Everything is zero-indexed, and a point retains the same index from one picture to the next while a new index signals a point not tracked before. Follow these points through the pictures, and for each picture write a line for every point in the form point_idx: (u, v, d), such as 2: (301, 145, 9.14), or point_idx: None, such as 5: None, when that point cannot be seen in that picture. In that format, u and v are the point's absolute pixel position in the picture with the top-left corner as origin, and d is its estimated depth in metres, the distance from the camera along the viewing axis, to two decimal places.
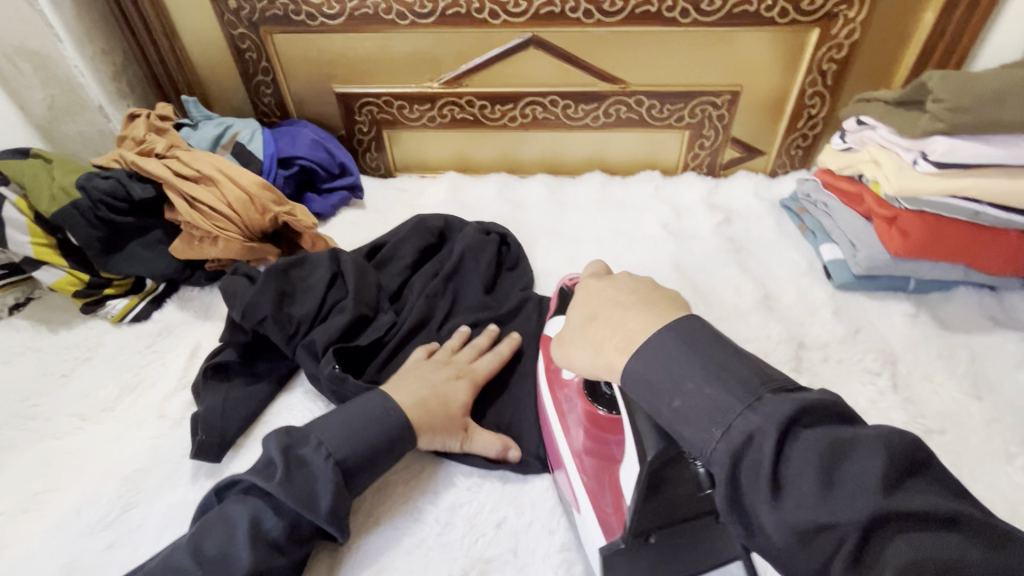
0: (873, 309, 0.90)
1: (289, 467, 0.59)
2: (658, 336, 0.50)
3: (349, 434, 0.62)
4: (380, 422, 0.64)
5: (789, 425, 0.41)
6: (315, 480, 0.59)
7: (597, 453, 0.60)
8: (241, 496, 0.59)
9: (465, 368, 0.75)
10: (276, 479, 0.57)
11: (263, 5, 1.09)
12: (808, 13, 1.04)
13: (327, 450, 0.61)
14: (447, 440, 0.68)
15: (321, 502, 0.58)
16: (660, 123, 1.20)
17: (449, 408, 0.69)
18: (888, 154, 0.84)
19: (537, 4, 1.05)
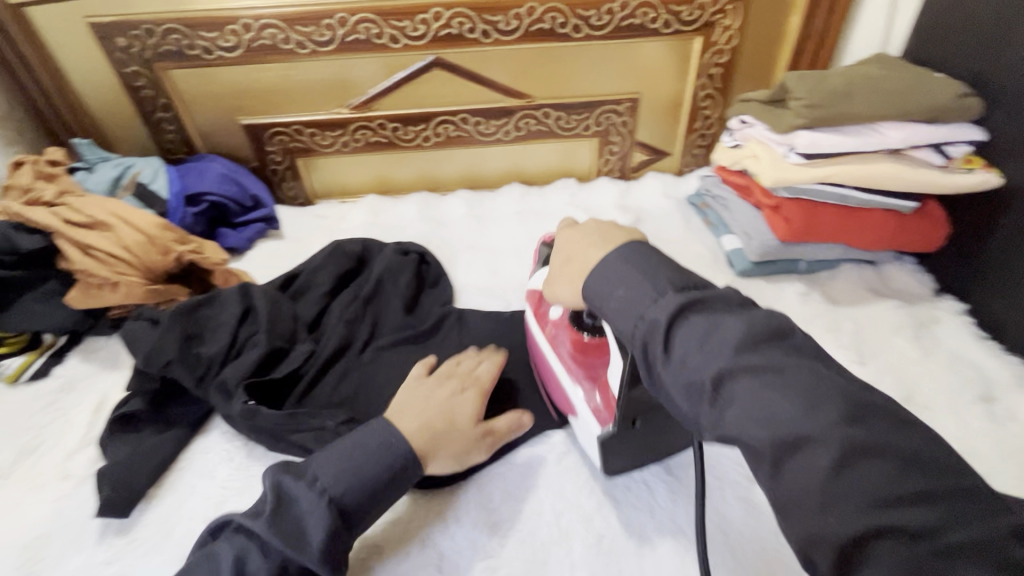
0: (770, 291, 0.97)
1: (280, 504, 0.57)
2: (709, 363, 0.47)
3: (353, 478, 0.59)
4: (384, 454, 0.61)
5: (852, 486, 0.40)
6: (306, 519, 0.56)
7: (606, 408, 0.64)
8: (231, 536, 0.57)
9: (469, 379, 0.73)
10: (266, 518, 0.55)
11: (155, 41, 1.06)
12: (689, 23, 1.12)
13: (322, 486, 0.57)
14: (461, 455, 0.66)
15: (312, 539, 0.55)
16: (569, 132, 1.25)
17: (457, 424, 0.67)
18: (765, 148, 0.92)
19: (435, 27, 1.08)
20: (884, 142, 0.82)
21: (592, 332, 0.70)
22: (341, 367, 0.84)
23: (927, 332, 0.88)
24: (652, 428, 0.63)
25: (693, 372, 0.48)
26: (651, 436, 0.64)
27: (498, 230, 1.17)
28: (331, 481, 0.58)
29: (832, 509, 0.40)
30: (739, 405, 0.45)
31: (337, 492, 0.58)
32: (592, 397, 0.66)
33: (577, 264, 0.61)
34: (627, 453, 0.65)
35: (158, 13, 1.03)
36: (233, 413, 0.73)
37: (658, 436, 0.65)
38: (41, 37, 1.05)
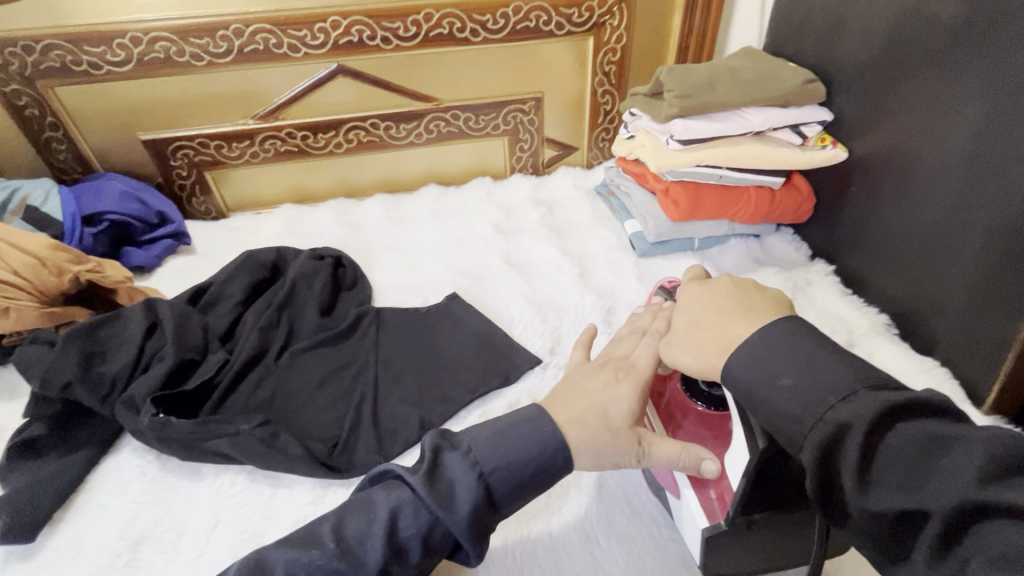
0: (669, 268, 1.06)
1: (433, 466, 0.50)
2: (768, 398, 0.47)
3: (509, 471, 0.51)
4: (531, 446, 0.53)
5: (901, 473, 0.38)
6: (451, 487, 0.49)
7: (720, 501, 0.56)
8: (388, 484, 0.52)
9: (621, 363, 0.62)
10: (420, 475, 0.49)
11: (36, 58, 1.02)
12: (580, 24, 1.19)
13: (474, 458, 0.51)
14: (616, 459, 0.55)
15: (458, 505, 0.48)
16: (480, 132, 1.30)
17: (610, 421, 0.56)
18: (650, 137, 1.00)
19: (335, 35, 1.10)
20: (748, 125, 0.92)
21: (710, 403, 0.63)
22: (257, 373, 0.85)
23: (802, 292, 0.99)
24: (771, 528, 0.55)
25: (810, 398, 0.44)
26: (774, 537, 0.56)
27: (416, 230, 1.19)
28: (485, 464, 0.51)
29: (897, 491, 0.38)
30: (837, 406, 0.42)
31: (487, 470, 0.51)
32: (704, 486, 0.58)
33: (706, 332, 0.55)
34: (742, 553, 0.56)
35: (36, 29, 1.00)
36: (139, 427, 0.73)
37: (781, 538, 0.56)
38: None
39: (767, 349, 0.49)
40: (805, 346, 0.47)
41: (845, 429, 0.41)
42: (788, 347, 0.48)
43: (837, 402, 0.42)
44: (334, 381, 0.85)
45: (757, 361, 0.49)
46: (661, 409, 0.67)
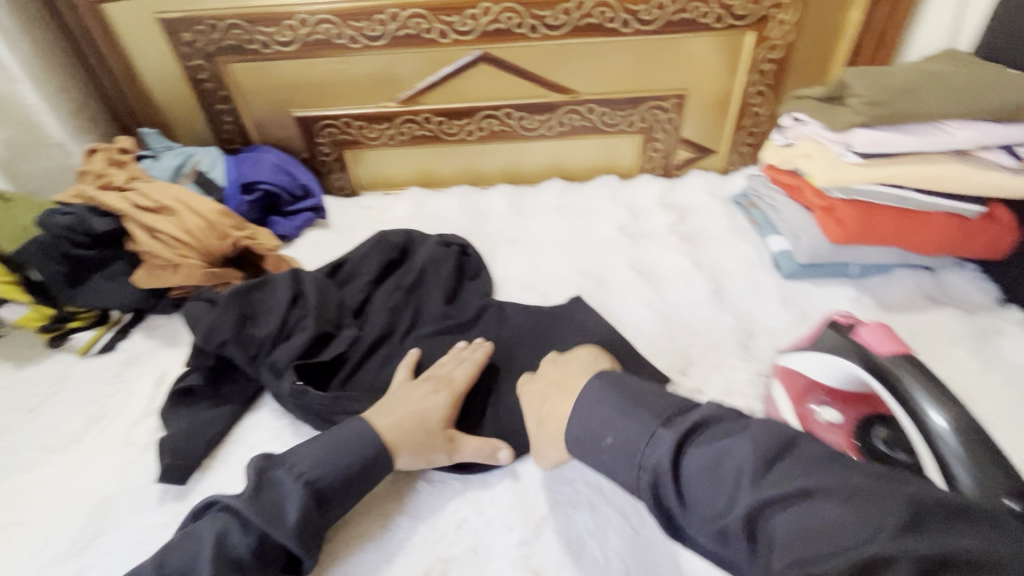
0: (819, 294, 0.94)
1: (260, 486, 0.60)
2: (646, 461, 0.54)
3: (291, 505, 0.59)
4: (333, 477, 0.62)
5: (797, 535, 0.42)
6: (284, 500, 0.60)
7: None
8: (215, 515, 0.60)
9: (443, 381, 0.76)
10: (244, 496, 0.59)
11: (218, 36, 1.11)
12: (742, 17, 1.09)
13: (297, 471, 0.61)
14: (431, 457, 0.68)
15: (287, 515, 0.58)
16: (613, 128, 1.24)
17: (428, 425, 0.69)
18: (820, 147, 0.89)
19: (484, 22, 1.09)
20: (951, 140, 0.79)
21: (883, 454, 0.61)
22: (382, 354, 0.87)
23: (990, 344, 0.83)
24: None
25: (688, 472, 0.50)
26: None
27: (539, 225, 1.17)
28: (292, 505, 0.59)
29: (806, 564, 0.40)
30: (748, 484, 0.46)
31: (275, 521, 0.58)
32: None
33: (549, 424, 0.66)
34: None
35: (222, 9, 1.08)
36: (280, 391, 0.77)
37: None
38: (115, 31, 1.12)
39: (586, 410, 0.61)
40: (647, 396, 0.59)
41: (749, 504, 0.45)
42: (602, 408, 0.60)
43: (737, 481, 0.47)
44: None
45: (631, 442, 0.56)
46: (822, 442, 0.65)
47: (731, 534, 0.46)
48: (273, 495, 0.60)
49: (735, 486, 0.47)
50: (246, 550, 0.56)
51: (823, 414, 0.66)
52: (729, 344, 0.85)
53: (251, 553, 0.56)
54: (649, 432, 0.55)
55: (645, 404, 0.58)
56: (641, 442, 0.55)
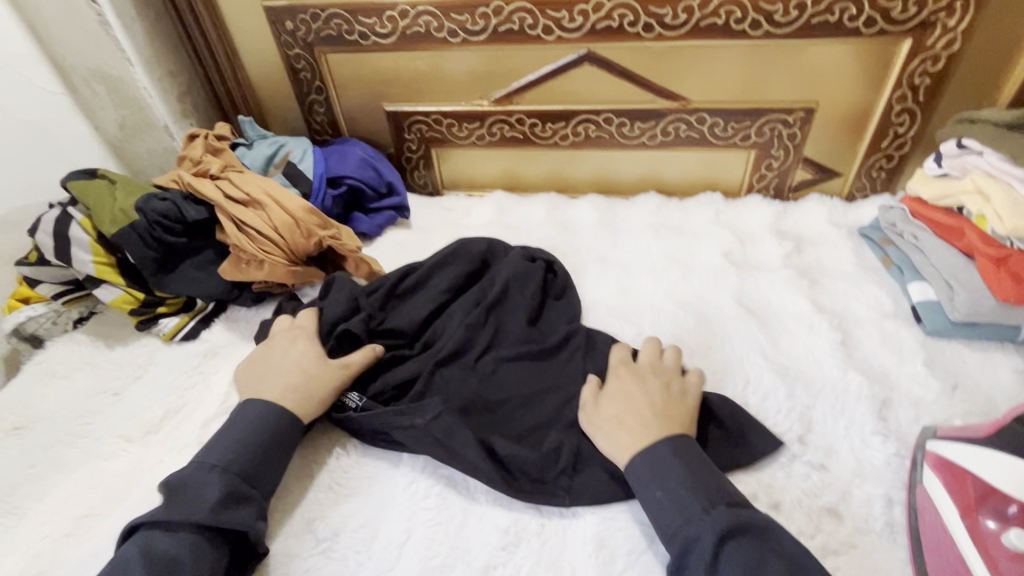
0: (973, 360, 0.78)
1: (177, 490, 0.61)
2: (697, 523, 0.56)
3: (237, 448, 0.65)
4: (257, 427, 0.68)
5: None
6: (203, 490, 0.61)
7: None
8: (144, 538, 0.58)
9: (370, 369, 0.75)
10: (162, 506, 0.60)
11: (318, 25, 1.09)
12: (899, 22, 0.93)
13: (217, 464, 0.63)
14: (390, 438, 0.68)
15: (209, 497, 0.60)
16: (724, 142, 1.11)
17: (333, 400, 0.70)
18: (998, 185, 0.74)
19: (594, 19, 1.00)
20: None
21: None
22: (457, 374, 0.79)
23: None
24: None
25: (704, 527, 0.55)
26: None
27: (631, 243, 1.07)
28: (220, 455, 0.64)
29: None
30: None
31: (227, 463, 0.64)
32: None
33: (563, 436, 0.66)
34: None
35: None
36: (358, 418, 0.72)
37: None
38: (223, 18, 1.13)
39: (643, 476, 0.61)
40: (695, 463, 0.61)
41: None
42: (662, 473, 0.61)
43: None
44: (534, 405, 0.76)
45: (666, 514, 0.58)
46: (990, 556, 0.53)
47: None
48: (250, 433, 0.67)
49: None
50: (213, 488, 0.61)
51: (1008, 535, 0.53)
52: (859, 412, 0.72)
53: (223, 492, 0.61)
54: (684, 512, 0.57)
55: (682, 483, 0.59)
56: (675, 515, 0.57)
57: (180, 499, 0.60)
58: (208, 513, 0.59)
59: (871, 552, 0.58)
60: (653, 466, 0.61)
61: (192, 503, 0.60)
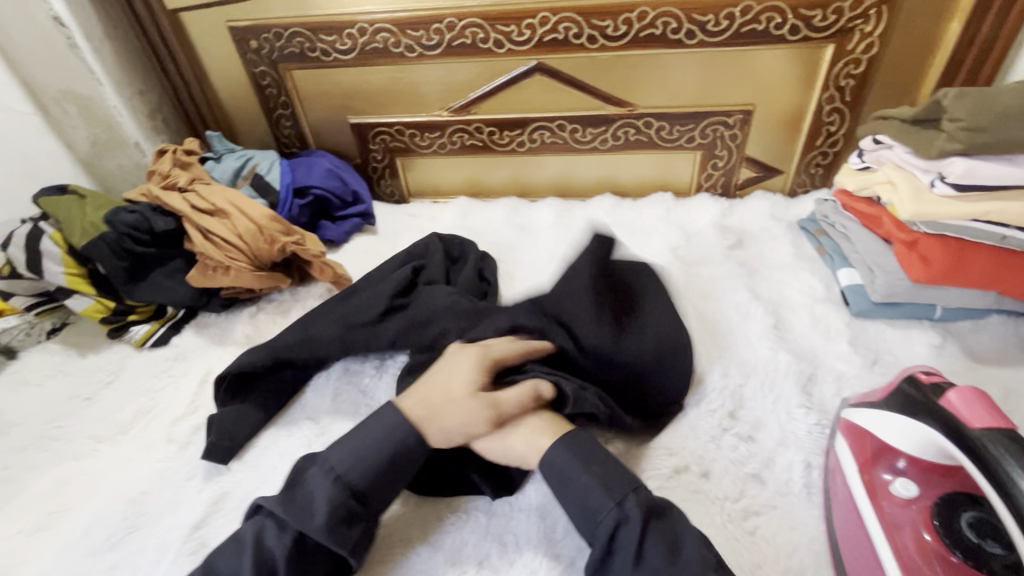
0: (894, 337, 0.85)
1: (293, 483, 0.61)
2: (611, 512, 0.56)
3: (355, 453, 0.62)
4: (382, 433, 0.64)
5: None
6: (314, 493, 0.60)
7: None
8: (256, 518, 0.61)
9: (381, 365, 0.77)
10: (278, 497, 0.60)
11: (281, 44, 1.14)
12: (821, 29, 1.00)
13: (335, 470, 0.61)
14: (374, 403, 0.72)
15: (315, 511, 0.58)
16: (671, 144, 1.18)
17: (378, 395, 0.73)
18: (904, 175, 0.80)
19: (541, 32, 1.06)
20: None
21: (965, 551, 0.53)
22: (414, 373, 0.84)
23: None
24: None
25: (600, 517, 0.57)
26: None
27: (585, 241, 1.13)
28: (341, 460, 0.62)
29: None
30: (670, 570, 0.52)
31: (348, 474, 0.61)
32: None
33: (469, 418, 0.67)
34: None
35: (286, 17, 1.11)
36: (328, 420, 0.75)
37: None
38: (190, 40, 1.18)
39: (559, 473, 0.61)
40: (599, 454, 0.62)
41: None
42: (573, 470, 0.60)
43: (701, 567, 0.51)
44: None
45: (589, 504, 0.58)
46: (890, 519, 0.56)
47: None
48: (362, 442, 0.63)
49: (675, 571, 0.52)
50: (326, 497, 0.59)
51: (896, 485, 0.59)
52: (786, 387, 0.77)
53: (331, 503, 0.59)
54: (614, 494, 0.57)
55: (602, 468, 0.60)
56: (605, 499, 0.57)
57: (291, 504, 0.59)
58: (322, 533, 0.57)
59: (790, 512, 0.64)
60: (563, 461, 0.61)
61: (295, 510, 0.59)
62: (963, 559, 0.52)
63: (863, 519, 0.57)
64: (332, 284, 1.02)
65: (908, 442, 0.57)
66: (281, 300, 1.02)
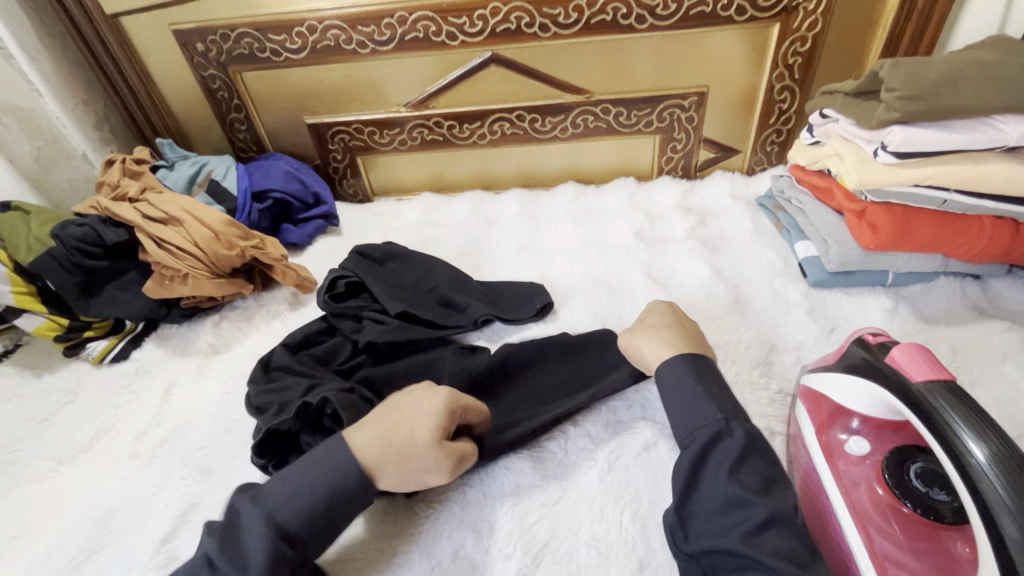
0: (850, 305, 0.87)
1: None
2: (706, 427, 0.60)
3: None
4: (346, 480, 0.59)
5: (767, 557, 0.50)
6: None
7: None
8: None
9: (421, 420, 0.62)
10: None
11: (229, 45, 1.12)
12: (766, 8, 1.02)
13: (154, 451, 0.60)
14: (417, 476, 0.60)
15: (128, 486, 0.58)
16: (630, 129, 1.19)
17: (415, 442, 0.59)
18: (850, 147, 0.82)
19: (493, 22, 1.06)
20: (999, 138, 0.70)
21: (915, 501, 0.54)
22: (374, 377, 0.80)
23: None
24: None
25: (698, 417, 0.61)
26: None
27: (551, 229, 1.13)
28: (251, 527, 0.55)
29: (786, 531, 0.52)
30: (763, 495, 0.54)
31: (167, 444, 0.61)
32: None
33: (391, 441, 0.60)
34: None
35: (232, 18, 1.08)
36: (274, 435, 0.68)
37: None
38: (133, 45, 1.14)
39: (670, 387, 0.65)
40: (717, 376, 0.65)
41: (765, 514, 0.52)
42: (682, 382, 0.64)
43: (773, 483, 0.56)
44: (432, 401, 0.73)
45: (691, 412, 0.62)
46: (842, 477, 0.59)
47: (733, 518, 0.54)
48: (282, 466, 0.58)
49: (765, 497, 0.54)
50: None
51: (850, 444, 0.61)
52: (748, 360, 0.79)
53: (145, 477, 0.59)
54: (723, 411, 0.61)
55: (718, 388, 0.63)
56: (712, 412, 0.61)
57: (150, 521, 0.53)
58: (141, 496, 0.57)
59: None
60: (679, 373, 0.65)
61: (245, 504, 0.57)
62: (914, 509, 0.54)
63: (822, 478, 0.60)
64: (296, 287, 1.00)
65: (858, 401, 0.59)
66: (244, 307, 1.00)
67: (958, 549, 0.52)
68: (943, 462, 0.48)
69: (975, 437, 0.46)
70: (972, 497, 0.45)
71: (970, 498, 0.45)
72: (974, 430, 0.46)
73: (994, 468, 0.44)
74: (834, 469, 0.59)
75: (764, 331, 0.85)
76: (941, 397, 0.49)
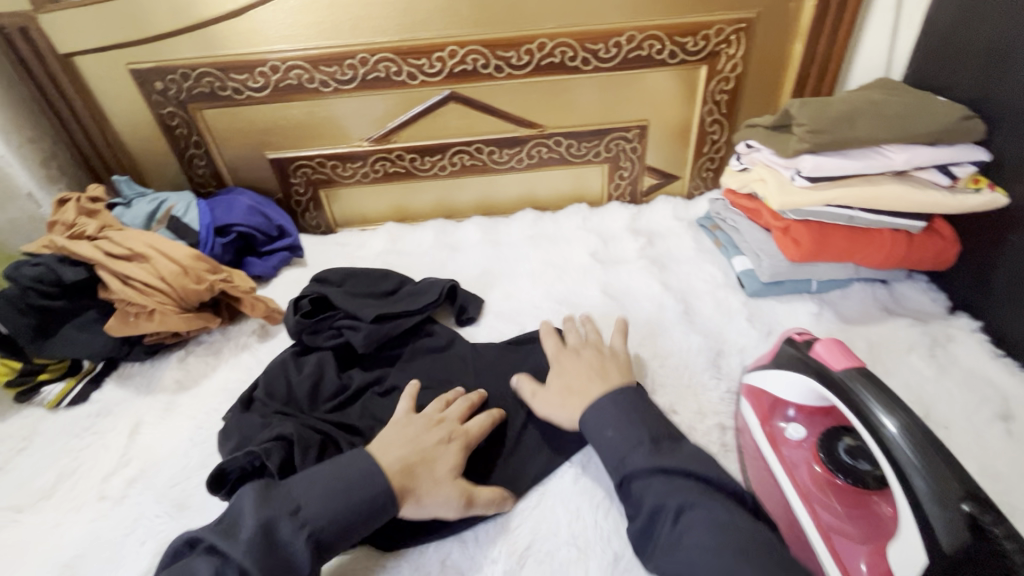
0: (782, 311, 0.98)
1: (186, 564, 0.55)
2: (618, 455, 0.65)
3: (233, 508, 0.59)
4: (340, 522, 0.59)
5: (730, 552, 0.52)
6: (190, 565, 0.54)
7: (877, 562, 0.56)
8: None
9: (457, 429, 0.73)
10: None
11: (190, 84, 1.14)
12: (694, 53, 1.15)
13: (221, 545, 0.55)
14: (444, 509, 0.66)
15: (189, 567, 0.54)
16: (580, 159, 1.29)
17: (436, 472, 0.67)
18: (772, 172, 0.94)
19: (450, 64, 1.14)
20: (889, 164, 0.84)
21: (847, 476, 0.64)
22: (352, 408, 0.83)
23: (943, 350, 0.87)
24: None
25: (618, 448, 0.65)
26: None
27: (512, 253, 1.20)
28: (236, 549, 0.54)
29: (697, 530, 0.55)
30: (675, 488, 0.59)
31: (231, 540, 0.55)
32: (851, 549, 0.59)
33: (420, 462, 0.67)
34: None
35: (193, 58, 1.11)
36: (235, 464, 0.69)
37: None
38: (86, 83, 1.14)
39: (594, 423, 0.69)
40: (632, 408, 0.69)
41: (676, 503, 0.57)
42: (601, 423, 0.68)
43: (673, 494, 0.59)
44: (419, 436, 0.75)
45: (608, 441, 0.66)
46: (786, 464, 0.67)
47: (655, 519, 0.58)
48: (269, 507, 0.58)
49: (677, 488, 0.59)
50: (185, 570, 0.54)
51: (789, 430, 0.69)
52: (698, 365, 0.88)
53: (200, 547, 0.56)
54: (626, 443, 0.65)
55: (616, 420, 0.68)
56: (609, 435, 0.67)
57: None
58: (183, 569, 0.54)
59: None
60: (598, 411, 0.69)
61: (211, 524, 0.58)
62: (846, 480, 0.63)
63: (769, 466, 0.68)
64: (265, 319, 1.01)
65: (795, 394, 0.68)
66: (211, 341, 1.00)
67: (883, 510, 0.62)
68: (863, 436, 0.57)
69: (887, 411, 0.55)
70: (889, 463, 0.54)
71: (889, 464, 0.53)
72: (882, 405, 0.56)
73: (904, 436, 0.53)
74: (781, 459, 0.67)
75: (712, 339, 0.94)
76: (859, 382, 0.58)
